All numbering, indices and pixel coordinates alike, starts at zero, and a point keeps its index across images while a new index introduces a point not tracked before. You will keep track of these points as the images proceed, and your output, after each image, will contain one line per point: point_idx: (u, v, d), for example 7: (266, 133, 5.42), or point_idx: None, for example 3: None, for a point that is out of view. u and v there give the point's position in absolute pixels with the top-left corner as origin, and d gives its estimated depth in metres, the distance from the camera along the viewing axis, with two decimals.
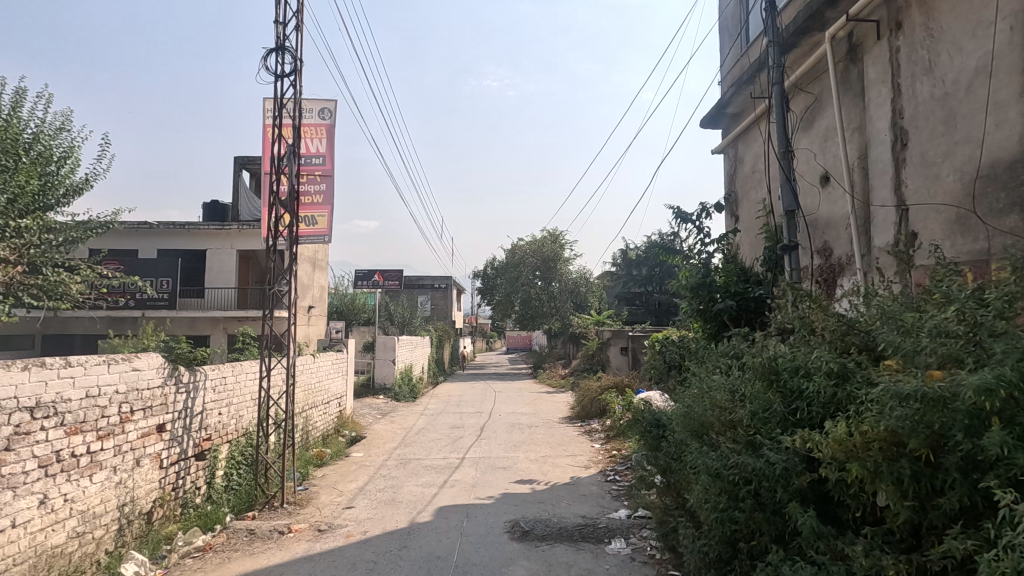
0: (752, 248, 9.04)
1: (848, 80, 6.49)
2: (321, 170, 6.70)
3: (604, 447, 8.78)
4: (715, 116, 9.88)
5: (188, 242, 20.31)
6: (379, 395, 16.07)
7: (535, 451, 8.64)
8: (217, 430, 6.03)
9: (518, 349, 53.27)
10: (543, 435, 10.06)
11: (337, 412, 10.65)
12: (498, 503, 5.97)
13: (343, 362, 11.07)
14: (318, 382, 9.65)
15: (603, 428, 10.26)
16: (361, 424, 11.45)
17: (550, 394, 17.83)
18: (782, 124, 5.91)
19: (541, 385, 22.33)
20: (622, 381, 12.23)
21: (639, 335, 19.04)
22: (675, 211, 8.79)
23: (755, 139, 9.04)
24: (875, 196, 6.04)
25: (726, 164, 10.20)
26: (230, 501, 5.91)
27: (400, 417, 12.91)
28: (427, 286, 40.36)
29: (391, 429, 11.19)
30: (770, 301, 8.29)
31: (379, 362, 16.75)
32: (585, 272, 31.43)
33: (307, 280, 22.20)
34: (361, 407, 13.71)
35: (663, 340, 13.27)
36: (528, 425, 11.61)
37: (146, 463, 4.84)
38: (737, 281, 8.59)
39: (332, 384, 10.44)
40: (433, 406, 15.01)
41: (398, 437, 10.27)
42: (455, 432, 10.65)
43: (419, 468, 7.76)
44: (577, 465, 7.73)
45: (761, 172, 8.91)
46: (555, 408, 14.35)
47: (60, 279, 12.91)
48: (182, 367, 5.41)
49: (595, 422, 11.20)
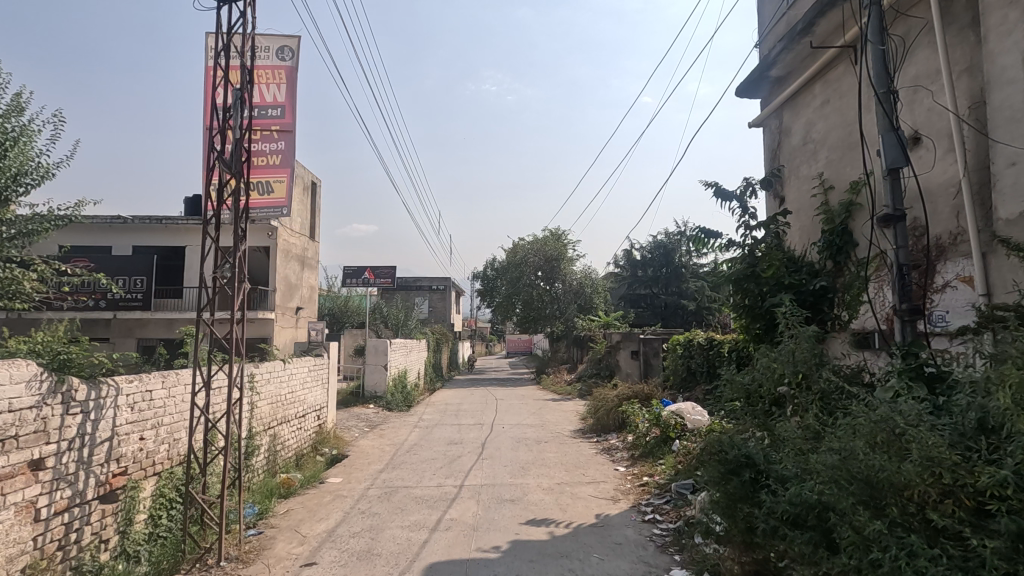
0: (804, 233, 7.62)
1: (952, 11, 5.08)
2: (279, 126, 5.26)
3: (630, 471, 7.32)
4: (755, 79, 8.48)
5: (166, 238, 18.87)
6: (369, 404, 14.59)
7: (548, 476, 7.18)
8: (137, 460, 4.59)
9: (518, 353, 51.99)
10: (555, 454, 8.58)
11: (314, 427, 9.17)
12: (508, 558, 4.50)
13: (323, 368, 9.63)
14: (291, 393, 8.19)
15: (624, 445, 8.81)
16: (344, 440, 9.95)
17: (556, 403, 16.39)
18: (880, 56, 4.47)
19: (545, 392, 20.95)
20: (641, 389, 10.76)
21: (651, 339, 17.77)
22: (713, 188, 7.33)
23: (808, 104, 7.65)
24: (996, 155, 4.60)
25: (767, 138, 8.82)
26: (153, 555, 4.46)
27: (390, 430, 11.44)
28: (425, 288, 38.90)
29: (378, 445, 9.72)
30: (834, 296, 6.86)
31: (369, 368, 15.27)
32: (590, 272, 30.02)
33: (295, 280, 20.75)
34: (347, 419, 12.23)
35: (687, 343, 11.80)
36: (536, 440, 10.15)
37: (7, 519, 3.39)
38: (788, 272, 7.16)
39: (310, 395, 8.97)
40: (428, 417, 13.52)
41: (385, 456, 8.79)
42: (453, 449, 9.18)
43: (406, 500, 6.30)
44: (601, 496, 6.27)
45: (815, 143, 7.51)
46: (564, 419, 12.91)
47: (13, 277, 11.14)
48: (77, 380, 3.97)
49: (613, 437, 9.76)
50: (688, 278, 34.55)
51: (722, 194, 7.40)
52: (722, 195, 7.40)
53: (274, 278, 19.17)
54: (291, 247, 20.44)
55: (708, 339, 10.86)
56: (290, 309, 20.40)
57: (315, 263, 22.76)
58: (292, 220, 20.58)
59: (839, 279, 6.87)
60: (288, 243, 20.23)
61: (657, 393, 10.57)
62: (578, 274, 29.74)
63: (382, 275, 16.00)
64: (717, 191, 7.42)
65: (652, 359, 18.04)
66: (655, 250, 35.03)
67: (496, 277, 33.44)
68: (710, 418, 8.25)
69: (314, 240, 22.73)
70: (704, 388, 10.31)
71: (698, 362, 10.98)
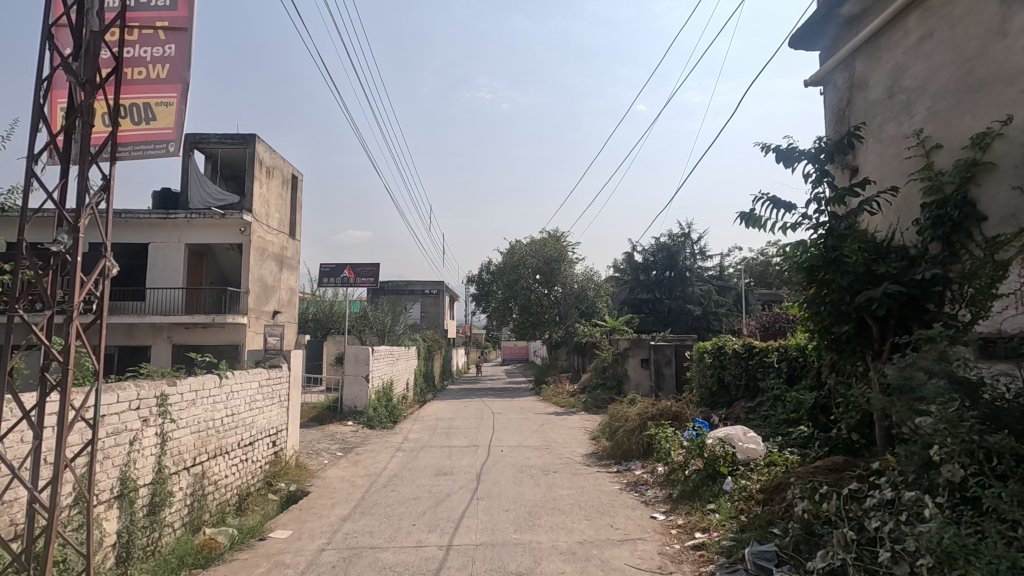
0: (891, 213, 5.95)
1: None
2: (170, 23, 3.81)
3: (673, 521, 5.56)
4: (820, 20, 6.89)
5: (127, 235, 17.02)
6: (347, 420, 12.77)
7: (565, 528, 5.42)
8: None
9: (515, 361, 50.65)
10: (570, 495, 6.77)
11: (268, 457, 7.35)
12: None
13: (280, 383, 7.74)
14: (234, 415, 6.38)
15: (654, 480, 7.07)
16: (307, 471, 8.08)
17: (559, 417, 14.60)
18: None
19: (547, 404, 19.19)
20: (668, 405, 8.96)
21: (663, 346, 16.27)
22: (773, 148, 5.68)
23: (896, 45, 6.00)
24: None
25: (829, 97, 7.15)
26: None
27: (367, 454, 9.64)
28: (417, 292, 37.11)
29: (349, 477, 7.92)
30: (949, 292, 5.08)
31: (349, 380, 13.44)
32: (591, 274, 28.33)
33: (272, 281, 18.94)
34: (319, 441, 10.43)
35: (719, 352, 10.08)
36: (542, 470, 8.33)
37: None
38: (877, 259, 5.42)
39: (260, 417, 7.11)
40: (414, 437, 11.68)
41: (354, 495, 6.95)
42: (440, 485, 7.35)
43: (372, 572, 4.50)
44: (644, 567, 4.48)
45: (907, 92, 5.84)
46: (572, 439, 11.11)
47: None
48: None
49: (636, 466, 8.03)
50: (693, 282, 33.03)
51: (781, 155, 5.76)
52: (785, 157, 5.74)
53: (247, 280, 17.37)
54: (267, 246, 18.58)
55: (747, 347, 9.15)
56: (265, 314, 18.60)
57: (295, 263, 20.91)
58: (269, 215, 18.71)
59: (954, 268, 5.13)
60: (264, 240, 18.35)
61: (687, 411, 8.81)
62: (579, 277, 27.96)
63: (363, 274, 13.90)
64: (779, 152, 5.73)
65: (664, 368, 16.42)
66: (659, 253, 33.37)
67: (493, 281, 31.62)
68: (765, 447, 6.53)
69: (294, 239, 20.88)
70: (745, 404, 8.61)
71: (736, 374, 9.29)
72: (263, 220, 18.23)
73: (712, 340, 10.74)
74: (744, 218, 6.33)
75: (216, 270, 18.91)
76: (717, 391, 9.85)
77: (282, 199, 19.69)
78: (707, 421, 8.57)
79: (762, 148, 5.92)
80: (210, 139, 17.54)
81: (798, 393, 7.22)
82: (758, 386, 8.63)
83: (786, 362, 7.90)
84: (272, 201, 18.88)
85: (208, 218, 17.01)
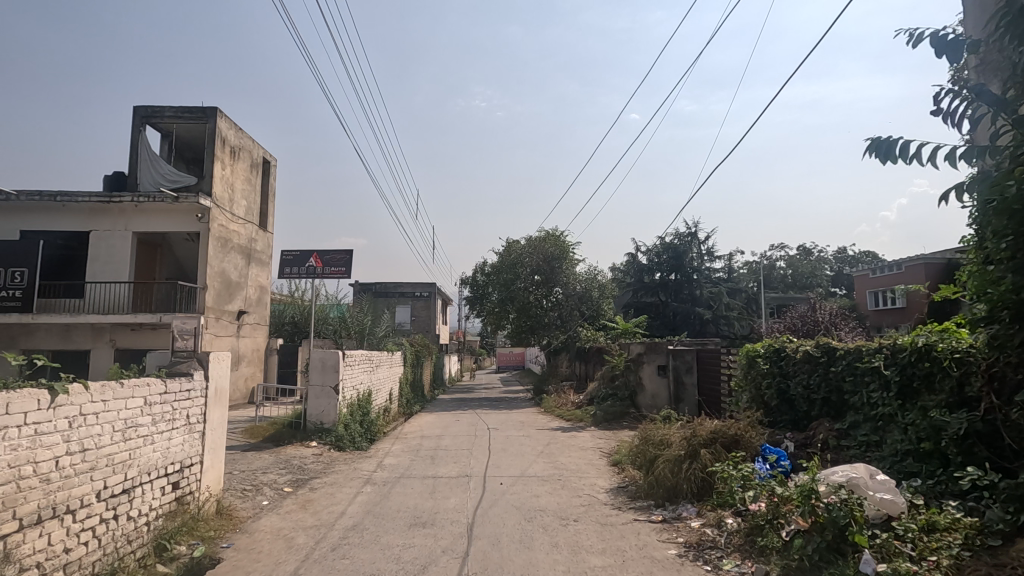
0: None
1: None
2: None
3: None
4: None
5: (65, 222, 14.72)
6: (311, 441, 10.43)
7: None
8: None
9: (510, 368, 48.76)
10: (608, 569, 4.48)
11: (164, 508, 5.04)
12: None
13: (188, 400, 5.46)
14: (89, 452, 4.08)
15: (729, 544, 4.84)
16: (230, 522, 5.78)
17: (568, 435, 12.36)
18: None
19: (549, 418, 16.89)
20: (727, 425, 6.71)
21: (683, 351, 14.83)
22: (937, 37, 4.16)
23: None
24: None
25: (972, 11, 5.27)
26: None
27: (323, 490, 7.32)
28: (407, 295, 34.79)
29: (289, 532, 5.63)
30: None
31: (313, 391, 11.06)
32: (595, 274, 26.15)
33: (237, 278, 16.64)
34: (266, 472, 8.11)
35: (781, 357, 7.90)
36: (558, 518, 6.03)
37: None
38: None
39: (147, 449, 4.80)
40: (392, 463, 9.38)
41: (284, 568, 4.64)
42: (413, 549, 5.05)
43: None
44: None
45: None
46: (590, 468, 8.81)
47: None
48: None
49: (688, 513, 5.82)
50: (702, 284, 30.93)
51: (947, 47, 4.13)
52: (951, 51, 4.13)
53: (205, 274, 15.07)
54: (230, 236, 16.28)
55: (826, 350, 6.97)
56: (228, 314, 16.27)
57: (267, 257, 18.59)
58: (234, 202, 16.41)
59: None
60: (227, 230, 16.04)
61: (752, 436, 6.58)
62: (581, 277, 25.81)
63: (332, 263, 11.48)
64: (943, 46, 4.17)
65: (684, 377, 14.67)
66: (665, 253, 31.18)
67: (487, 282, 29.46)
68: (906, 498, 4.32)
69: (265, 230, 18.58)
70: (830, 423, 6.43)
71: (809, 384, 7.12)
72: (226, 206, 15.94)
73: (766, 341, 8.55)
74: (883, 150, 4.11)
75: (172, 263, 16.57)
76: (781, 406, 7.66)
77: (250, 185, 17.40)
78: (784, 447, 6.34)
79: (913, 42, 4.22)
80: (164, 113, 15.26)
81: (929, 413, 5.06)
82: (849, 401, 6.45)
83: (893, 366, 5.74)
84: (237, 184, 16.57)
85: (159, 204, 14.71)
